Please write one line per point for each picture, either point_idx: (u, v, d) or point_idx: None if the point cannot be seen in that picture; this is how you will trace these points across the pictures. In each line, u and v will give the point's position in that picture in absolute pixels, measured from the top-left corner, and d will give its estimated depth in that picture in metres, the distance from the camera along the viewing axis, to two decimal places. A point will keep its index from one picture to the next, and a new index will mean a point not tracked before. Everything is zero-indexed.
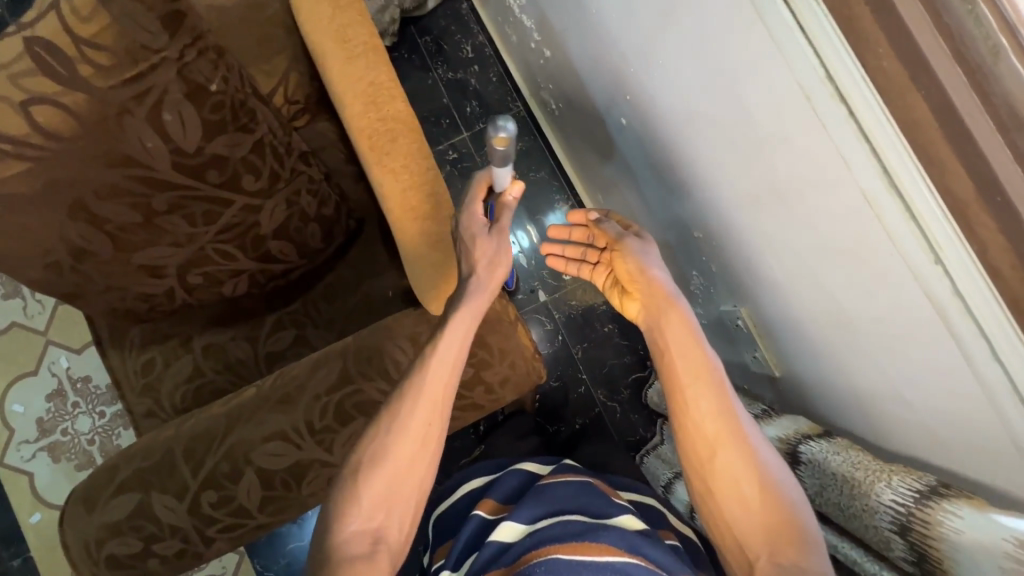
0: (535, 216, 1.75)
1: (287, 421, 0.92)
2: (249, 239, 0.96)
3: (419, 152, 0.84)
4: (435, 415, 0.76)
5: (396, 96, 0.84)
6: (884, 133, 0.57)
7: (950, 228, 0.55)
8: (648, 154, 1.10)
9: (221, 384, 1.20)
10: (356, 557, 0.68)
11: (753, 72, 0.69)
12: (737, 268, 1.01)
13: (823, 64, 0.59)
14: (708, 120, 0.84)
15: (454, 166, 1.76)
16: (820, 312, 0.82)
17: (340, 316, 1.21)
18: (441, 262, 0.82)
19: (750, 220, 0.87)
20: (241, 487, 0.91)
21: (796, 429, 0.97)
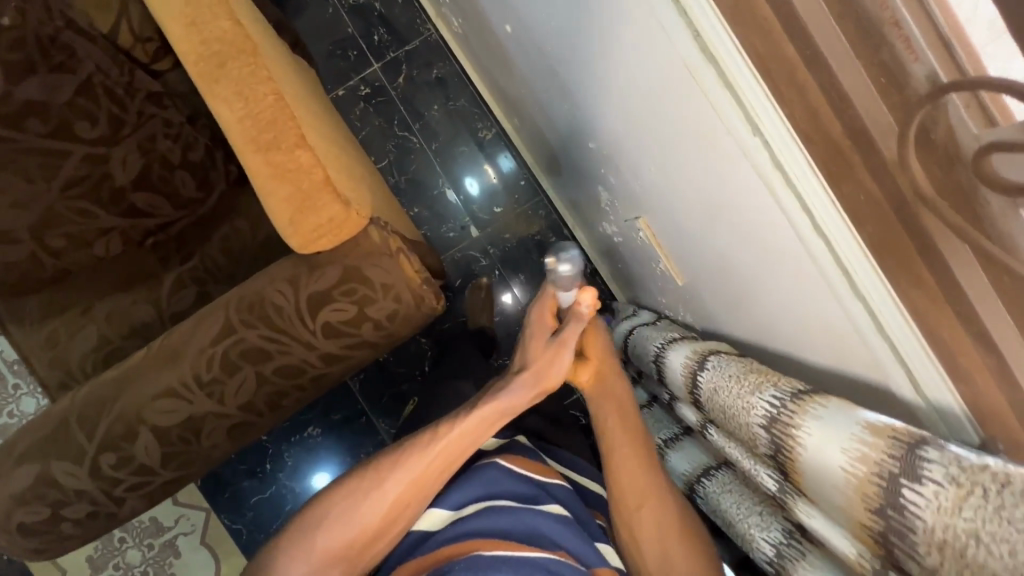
0: (488, 154, 1.69)
1: (175, 377, 0.90)
2: (105, 193, 0.91)
3: (253, 76, 0.76)
4: (409, 499, 0.75)
5: (221, 15, 0.76)
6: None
7: (761, 91, 0.51)
8: (534, 61, 1.02)
9: (130, 349, 1.17)
10: None
11: None
12: (627, 176, 0.96)
13: None
14: (564, 10, 0.77)
15: (368, 103, 1.66)
16: (691, 210, 0.79)
17: (243, 269, 1.17)
18: (293, 197, 0.77)
19: (622, 120, 0.82)
20: (139, 445, 0.90)
21: (701, 350, 0.88)
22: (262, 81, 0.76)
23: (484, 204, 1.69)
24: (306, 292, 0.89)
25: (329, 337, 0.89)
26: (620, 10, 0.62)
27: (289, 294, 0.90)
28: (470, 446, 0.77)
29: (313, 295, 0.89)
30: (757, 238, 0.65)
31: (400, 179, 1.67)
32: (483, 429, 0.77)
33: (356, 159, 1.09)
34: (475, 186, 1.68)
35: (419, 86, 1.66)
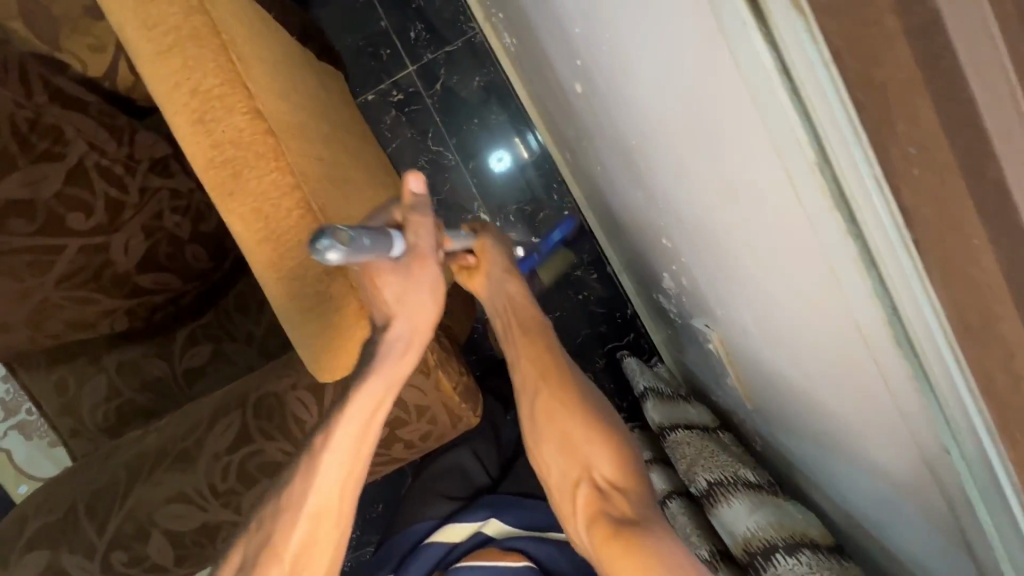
0: (518, 127, 1.48)
1: (188, 482, 0.83)
2: (106, 280, 0.79)
3: (274, 189, 0.62)
4: (325, 521, 0.60)
5: (235, 107, 0.61)
6: (898, 264, 0.33)
7: (977, 412, 0.35)
8: (608, 130, 0.83)
9: (141, 403, 1.08)
10: None
11: (713, 83, 0.42)
12: (703, 287, 0.79)
13: (808, 123, 0.33)
14: (666, 123, 0.57)
15: (400, 110, 1.48)
16: (794, 374, 0.64)
17: (260, 329, 1.06)
18: (319, 334, 0.65)
19: (717, 254, 0.64)
20: (151, 546, 0.85)
21: (795, 528, 0.83)
22: (284, 193, 0.62)
23: (510, 186, 1.49)
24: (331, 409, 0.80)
25: None
26: (758, 184, 0.44)
27: (313, 408, 0.81)
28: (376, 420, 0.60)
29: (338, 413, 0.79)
30: (891, 460, 0.53)
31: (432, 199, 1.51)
32: (368, 436, 0.60)
33: (379, 180, 0.92)
34: (503, 163, 1.49)
35: (457, 94, 1.47)
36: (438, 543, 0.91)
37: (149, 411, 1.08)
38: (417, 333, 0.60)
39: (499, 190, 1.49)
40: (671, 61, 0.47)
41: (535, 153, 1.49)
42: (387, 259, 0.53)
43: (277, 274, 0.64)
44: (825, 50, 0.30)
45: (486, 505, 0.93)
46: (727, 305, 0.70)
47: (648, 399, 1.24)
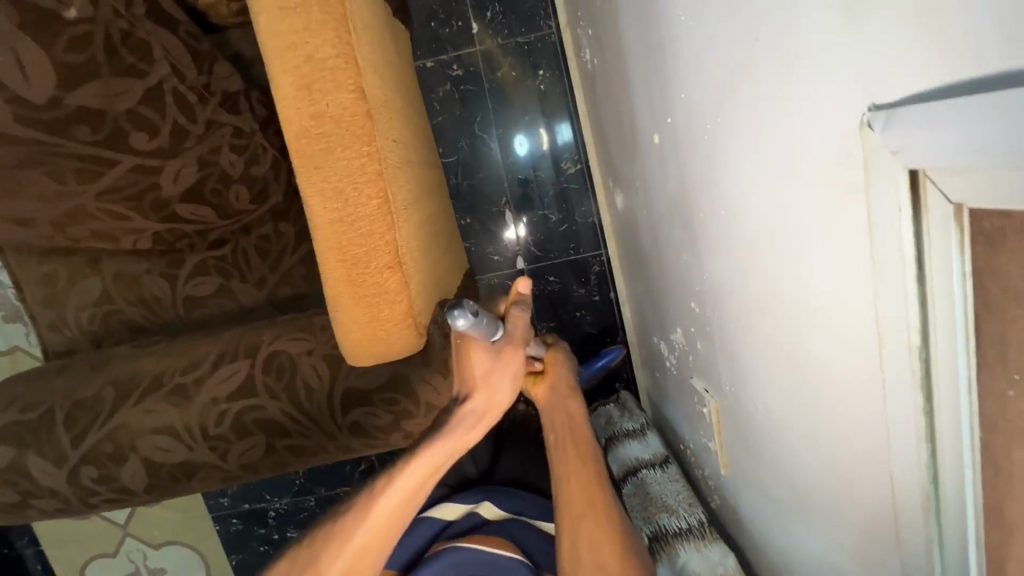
0: (547, 117, 1.46)
1: (179, 418, 0.83)
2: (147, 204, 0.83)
3: (362, 174, 0.61)
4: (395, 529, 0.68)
5: (344, 83, 0.59)
6: (956, 445, 0.38)
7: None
8: (673, 190, 0.85)
9: (132, 316, 1.05)
10: None
11: (832, 228, 0.45)
12: (718, 364, 0.84)
13: (924, 315, 0.36)
14: (748, 221, 0.60)
15: (455, 85, 1.45)
16: (787, 476, 0.69)
17: (275, 275, 1.04)
18: (366, 326, 0.66)
19: (752, 350, 0.68)
20: (125, 469, 0.84)
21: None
22: (367, 180, 0.62)
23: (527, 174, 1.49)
24: (343, 385, 0.81)
25: (355, 434, 0.83)
26: (838, 322, 0.47)
27: (325, 379, 0.81)
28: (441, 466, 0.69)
29: (348, 391, 0.81)
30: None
31: (462, 181, 1.49)
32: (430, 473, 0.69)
33: (434, 169, 0.92)
34: (524, 147, 1.47)
35: (514, 84, 1.45)
36: (431, 520, 0.93)
37: (138, 326, 1.05)
38: (488, 411, 0.72)
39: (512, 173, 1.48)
40: (785, 180, 0.50)
41: (559, 146, 1.48)
42: (488, 338, 0.66)
43: (340, 256, 0.63)
44: (968, 264, 0.34)
45: (477, 491, 0.97)
46: (744, 391, 0.75)
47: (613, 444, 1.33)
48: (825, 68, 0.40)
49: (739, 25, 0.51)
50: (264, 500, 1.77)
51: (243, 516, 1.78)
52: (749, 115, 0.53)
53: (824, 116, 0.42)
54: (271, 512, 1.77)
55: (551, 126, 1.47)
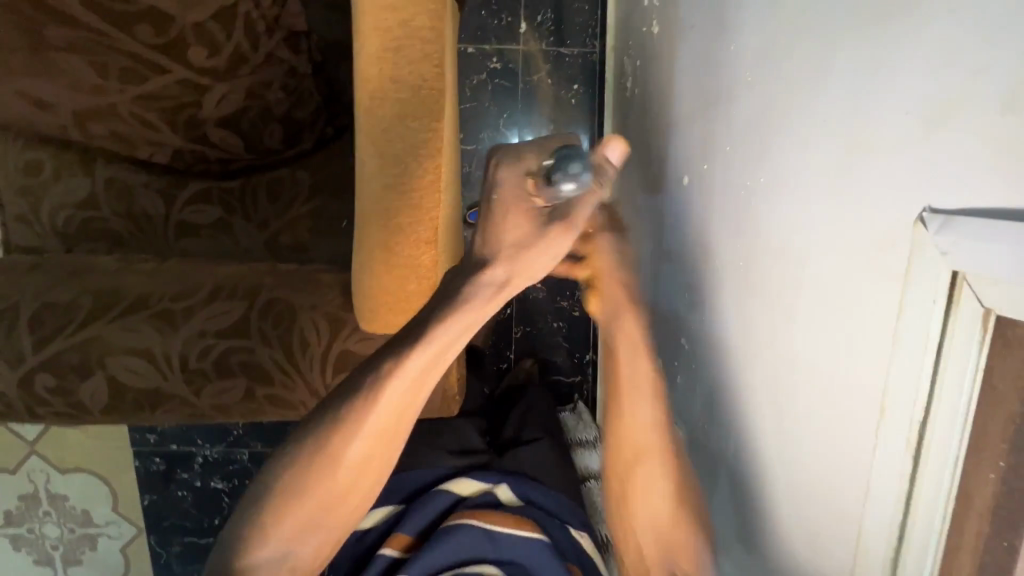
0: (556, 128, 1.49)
1: (158, 344, 0.79)
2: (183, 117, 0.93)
3: (425, 147, 0.62)
4: (352, 498, 0.58)
5: (430, 55, 0.59)
6: (932, 505, 0.44)
7: None
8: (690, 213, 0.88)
9: (115, 228, 0.99)
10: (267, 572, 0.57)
11: (856, 301, 0.50)
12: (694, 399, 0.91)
13: (932, 391, 0.43)
14: (761, 279, 0.65)
15: (490, 77, 1.46)
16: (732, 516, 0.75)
17: (278, 222, 1.00)
18: (390, 293, 0.67)
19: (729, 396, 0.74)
20: (86, 385, 0.80)
21: None
22: (429, 154, 0.62)
23: None
24: (340, 346, 0.80)
25: None
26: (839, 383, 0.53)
27: (323, 336, 0.80)
28: (423, 387, 0.54)
29: (344, 353, 0.80)
30: None
31: (474, 171, 1.49)
32: (388, 433, 0.55)
33: None
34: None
35: (547, 90, 1.47)
36: (447, 492, 0.89)
37: (120, 239, 1.00)
38: (512, 280, 0.53)
39: None
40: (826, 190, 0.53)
41: None
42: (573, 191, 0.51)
43: (383, 222, 0.64)
44: (982, 358, 0.41)
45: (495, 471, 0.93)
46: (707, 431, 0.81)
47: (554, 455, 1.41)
48: (904, 88, 0.44)
49: (808, 45, 0.55)
50: (195, 444, 1.70)
51: (167, 457, 1.70)
52: (800, 127, 0.57)
53: (885, 130, 0.45)
54: (198, 458, 1.71)
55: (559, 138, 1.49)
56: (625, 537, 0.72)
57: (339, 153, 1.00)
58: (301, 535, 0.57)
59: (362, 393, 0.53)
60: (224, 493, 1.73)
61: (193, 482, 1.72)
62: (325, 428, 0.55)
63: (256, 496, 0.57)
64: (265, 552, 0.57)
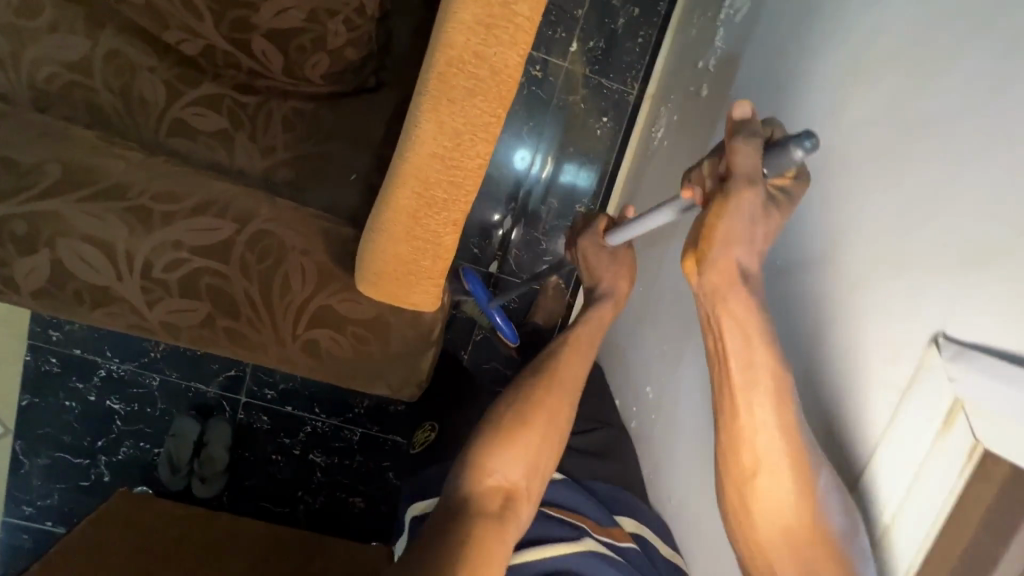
0: (564, 152, 1.50)
1: (123, 240, 0.72)
2: (229, 17, 0.83)
3: (485, 130, 0.60)
4: (536, 476, 0.79)
5: (519, 43, 0.58)
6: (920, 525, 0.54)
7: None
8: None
9: (102, 102, 0.90)
10: (487, 519, 0.72)
11: (880, 349, 0.59)
12: (659, 438, 0.98)
13: (943, 430, 0.52)
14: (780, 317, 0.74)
15: (527, 84, 1.46)
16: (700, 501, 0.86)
17: (284, 155, 0.95)
18: (401, 261, 0.65)
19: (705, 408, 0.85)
20: (26, 260, 0.71)
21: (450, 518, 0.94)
22: (486, 138, 0.60)
23: (519, 190, 1.49)
24: (321, 300, 0.75)
25: (306, 352, 0.77)
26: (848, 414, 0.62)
27: (308, 284, 0.75)
28: (575, 376, 0.86)
29: (323, 308, 0.75)
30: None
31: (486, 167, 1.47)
32: (556, 425, 0.82)
33: None
34: (540, 171, 1.49)
35: (576, 113, 1.48)
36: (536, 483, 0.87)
37: (103, 116, 0.90)
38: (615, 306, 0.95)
39: (507, 181, 1.48)
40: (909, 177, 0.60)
41: (562, 182, 1.51)
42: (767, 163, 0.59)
43: (419, 192, 0.61)
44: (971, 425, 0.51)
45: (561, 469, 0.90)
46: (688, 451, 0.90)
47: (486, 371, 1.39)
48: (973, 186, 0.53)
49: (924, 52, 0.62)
50: (101, 355, 1.55)
51: (65, 361, 1.54)
52: (907, 115, 0.62)
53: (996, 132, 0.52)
54: (100, 372, 1.56)
55: (563, 160, 1.50)
56: (740, 510, 0.63)
57: (373, 105, 0.96)
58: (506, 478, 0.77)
59: (557, 362, 0.87)
60: (117, 416, 1.58)
61: (85, 395, 1.56)
62: (524, 405, 0.82)
63: (471, 457, 0.78)
64: (483, 490, 0.75)
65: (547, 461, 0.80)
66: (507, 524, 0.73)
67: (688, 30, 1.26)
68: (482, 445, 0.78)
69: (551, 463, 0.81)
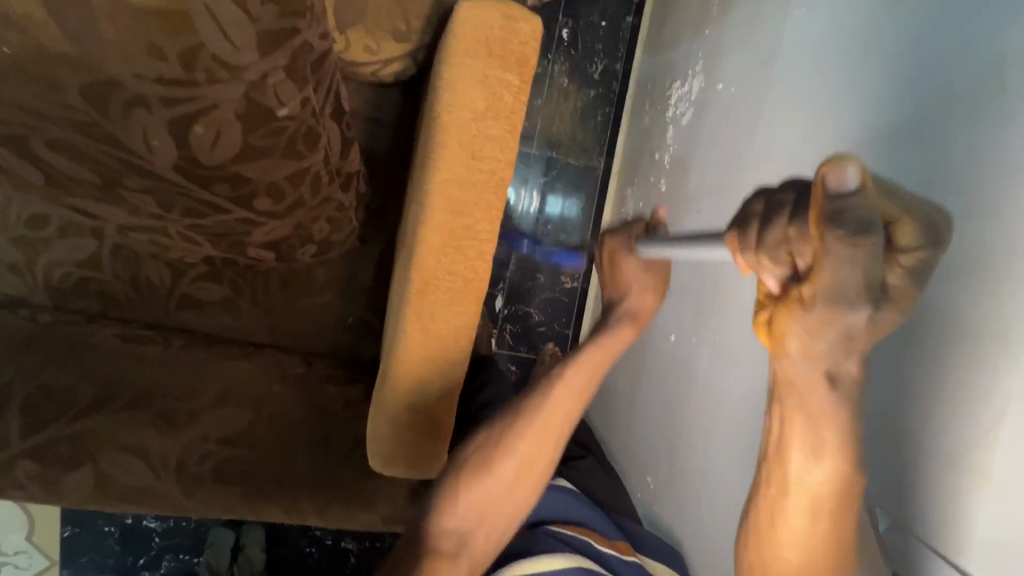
0: (550, 179, 1.54)
1: (158, 445, 0.80)
2: None
3: (464, 329, 0.68)
4: (534, 471, 0.74)
5: (485, 254, 0.66)
6: None
7: None
8: (677, 363, 1.00)
9: (117, 291, 0.99)
10: (478, 486, 0.72)
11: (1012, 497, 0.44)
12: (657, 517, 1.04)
13: None
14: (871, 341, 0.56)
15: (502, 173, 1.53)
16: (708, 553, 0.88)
17: (284, 311, 1.03)
18: (406, 443, 0.71)
19: (686, 469, 0.94)
20: (71, 477, 0.78)
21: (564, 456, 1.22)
22: (468, 333, 0.68)
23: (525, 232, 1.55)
24: (340, 467, 0.84)
25: (329, 515, 0.84)
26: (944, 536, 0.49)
27: (326, 454, 0.84)
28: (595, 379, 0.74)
29: (342, 474, 0.83)
30: None
31: None
32: (549, 431, 0.73)
33: None
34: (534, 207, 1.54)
35: (551, 190, 1.54)
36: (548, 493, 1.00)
37: (118, 304, 0.99)
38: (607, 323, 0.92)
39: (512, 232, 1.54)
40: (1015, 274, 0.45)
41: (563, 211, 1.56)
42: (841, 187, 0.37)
43: (418, 389, 0.69)
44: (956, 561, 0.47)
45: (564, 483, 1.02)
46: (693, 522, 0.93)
47: (506, 356, 1.57)
48: None
49: None
50: None
51: None
52: None
53: None
54: None
55: (555, 187, 1.54)
56: None
57: (356, 253, 1.03)
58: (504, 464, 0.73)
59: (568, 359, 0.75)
60: (155, 532, 1.66)
61: (123, 517, 1.64)
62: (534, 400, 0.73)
63: (484, 432, 0.74)
64: (477, 470, 0.73)
65: (547, 458, 0.74)
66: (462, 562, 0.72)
67: (642, 116, 1.34)
68: (496, 428, 0.74)
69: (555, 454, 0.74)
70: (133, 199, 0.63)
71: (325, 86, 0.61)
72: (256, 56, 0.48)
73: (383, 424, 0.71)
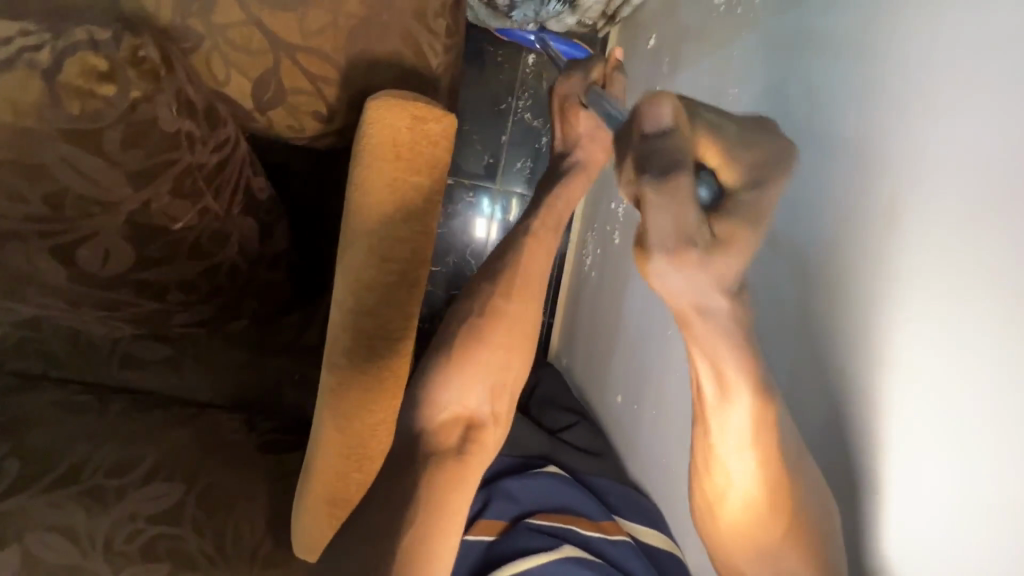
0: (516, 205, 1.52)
1: (85, 523, 0.80)
2: None
3: (381, 427, 0.67)
4: (503, 398, 0.65)
5: (400, 354, 0.65)
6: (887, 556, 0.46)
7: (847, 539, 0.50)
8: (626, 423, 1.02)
9: (57, 352, 0.98)
10: (446, 441, 0.61)
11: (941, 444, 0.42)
12: None
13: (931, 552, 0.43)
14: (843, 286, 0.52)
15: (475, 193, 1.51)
16: None
17: (229, 369, 1.02)
18: (328, 537, 0.70)
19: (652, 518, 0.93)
20: None
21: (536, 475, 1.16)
22: (386, 431, 0.67)
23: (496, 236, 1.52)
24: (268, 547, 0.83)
25: None
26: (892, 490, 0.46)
27: (256, 530, 0.83)
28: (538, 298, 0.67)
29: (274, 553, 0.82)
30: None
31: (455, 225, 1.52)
32: (520, 336, 0.65)
33: None
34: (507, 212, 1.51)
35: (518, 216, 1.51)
36: (529, 489, 0.97)
37: (59, 365, 0.99)
38: None
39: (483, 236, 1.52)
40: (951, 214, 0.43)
41: None
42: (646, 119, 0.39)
43: (338, 486, 0.67)
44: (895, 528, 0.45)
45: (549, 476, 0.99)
46: None
47: None
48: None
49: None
50: None
51: None
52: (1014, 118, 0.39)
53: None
54: None
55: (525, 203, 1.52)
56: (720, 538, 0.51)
57: (298, 313, 1.02)
58: (459, 400, 0.63)
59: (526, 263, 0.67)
60: None
61: None
62: (483, 323, 0.65)
63: (422, 385, 0.64)
64: (438, 423, 0.62)
65: (514, 380, 0.66)
66: (473, 461, 0.61)
67: None
68: (438, 366, 0.64)
69: (519, 379, 0.66)
70: (41, 302, 0.64)
71: (232, 188, 0.62)
72: (132, 190, 0.54)
73: (306, 519, 0.70)
